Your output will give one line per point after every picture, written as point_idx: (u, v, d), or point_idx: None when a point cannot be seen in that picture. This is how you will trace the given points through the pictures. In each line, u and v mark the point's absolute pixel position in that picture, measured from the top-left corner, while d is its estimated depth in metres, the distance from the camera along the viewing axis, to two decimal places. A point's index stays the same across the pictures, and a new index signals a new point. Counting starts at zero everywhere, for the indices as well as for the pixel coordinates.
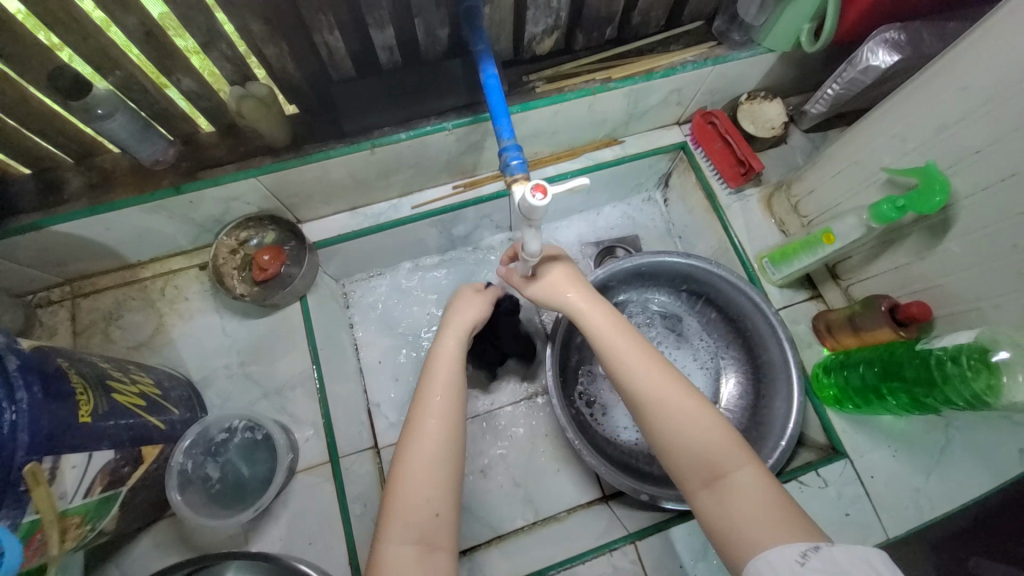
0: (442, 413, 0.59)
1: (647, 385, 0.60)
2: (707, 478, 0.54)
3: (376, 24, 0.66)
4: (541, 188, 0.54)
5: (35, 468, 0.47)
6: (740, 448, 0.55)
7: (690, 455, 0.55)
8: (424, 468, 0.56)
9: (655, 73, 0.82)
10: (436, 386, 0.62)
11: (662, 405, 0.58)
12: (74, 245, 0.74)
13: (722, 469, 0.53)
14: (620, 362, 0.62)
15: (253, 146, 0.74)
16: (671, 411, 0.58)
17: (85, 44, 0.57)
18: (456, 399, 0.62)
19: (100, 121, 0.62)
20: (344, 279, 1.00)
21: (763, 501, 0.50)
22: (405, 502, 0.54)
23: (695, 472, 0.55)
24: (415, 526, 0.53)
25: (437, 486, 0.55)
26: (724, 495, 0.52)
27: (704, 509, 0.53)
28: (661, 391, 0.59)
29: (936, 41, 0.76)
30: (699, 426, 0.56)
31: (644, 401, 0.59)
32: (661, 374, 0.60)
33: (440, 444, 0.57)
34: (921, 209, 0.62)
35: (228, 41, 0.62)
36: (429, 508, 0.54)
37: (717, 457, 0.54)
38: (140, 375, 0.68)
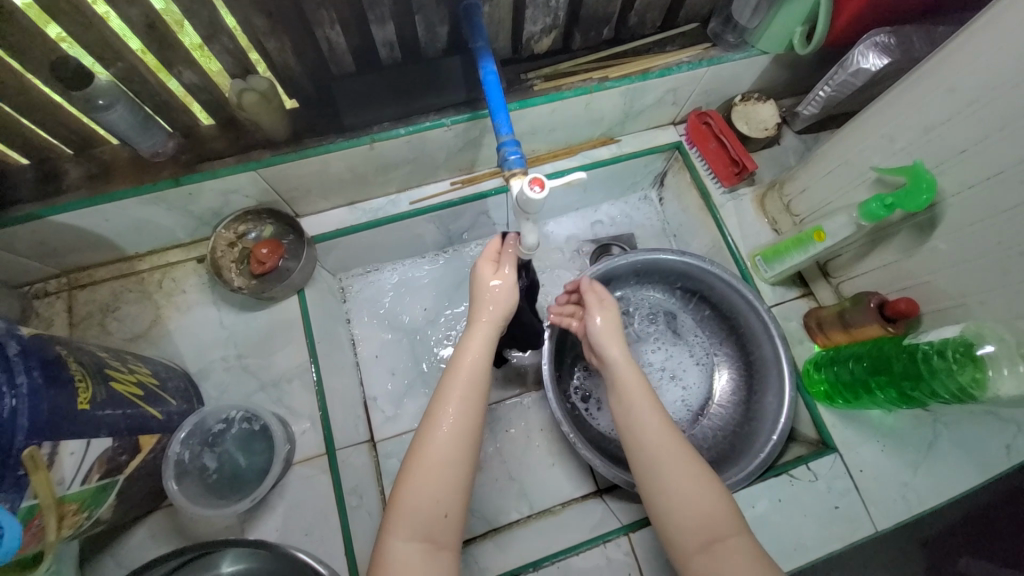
0: (460, 413, 0.58)
1: (657, 443, 0.60)
2: (703, 542, 0.54)
3: (377, 20, 0.66)
4: (538, 181, 0.55)
5: (34, 452, 0.47)
6: (737, 517, 0.56)
7: (689, 519, 0.55)
8: (435, 473, 0.55)
9: (651, 73, 0.83)
10: (456, 386, 0.60)
11: (668, 465, 0.58)
12: (72, 236, 0.74)
13: (718, 535, 0.54)
14: (635, 415, 0.62)
15: (253, 139, 0.74)
16: (676, 472, 0.58)
17: (87, 35, 0.57)
18: (478, 404, 0.60)
19: (101, 112, 0.62)
20: (341, 274, 1.00)
21: (757, 573, 0.51)
22: (418, 501, 0.54)
23: (693, 535, 0.55)
24: (422, 524, 0.54)
25: (447, 488, 0.56)
26: (719, 562, 0.53)
27: (697, 572, 0.53)
28: (668, 451, 0.59)
29: (925, 45, 0.77)
30: (702, 491, 0.57)
31: (652, 460, 0.59)
32: (671, 433, 0.61)
33: (456, 450, 0.57)
34: (908, 207, 0.64)
35: (230, 34, 0.63)
36: (440, 508, 0.55)
37: (714, 523, 0.55)
38: (138, 365, 0.68)
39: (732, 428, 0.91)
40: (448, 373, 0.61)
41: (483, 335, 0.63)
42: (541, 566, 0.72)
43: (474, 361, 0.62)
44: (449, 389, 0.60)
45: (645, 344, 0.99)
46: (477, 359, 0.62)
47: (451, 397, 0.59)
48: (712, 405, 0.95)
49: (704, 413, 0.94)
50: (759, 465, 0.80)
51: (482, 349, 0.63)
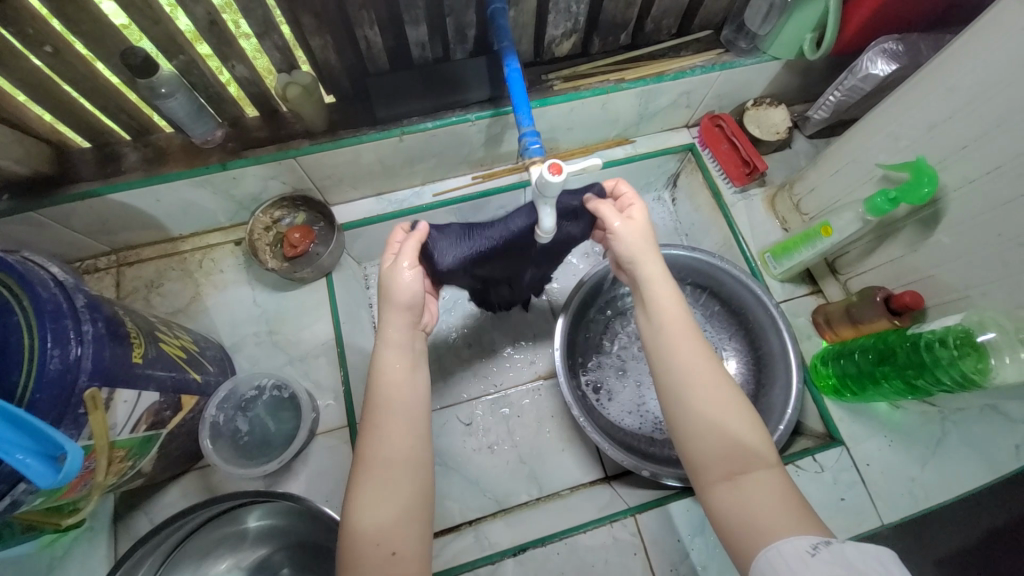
0: (386, 442, 0.56)
1: (693, 370, 0.60)
2: (731, 471, 0.55)
3: (412, 22, 0.72)
4: (556, 167, 0.59)
5: (94, 393, 0.52)
6: (767, 452, 0.56)
7: (719, 447, 0.57)
8: (369, 505, 0.53)
9: (666, 75, 0.88)
10: (379, 412, 0.58)
11: (702, 395, 0.59)
12: (125, 215, 0.81)
13: (748, 467, 0.55)
14: (670, 341, 0.62)
15: (293, 130, 0.81)
16: (708, 401, 0.58)
17: (156, 30, 0.64)
18: (406, 427, 0.58)
19: (162, 99, 0.69)
20: (366, 262, 1.06)
21: (783, 503, 0.52)
22: (364, 540, 0.52)
23: (718, 464, 0.56)
24: (373, 564, 0.51)
25: (387, 520, 0.53)
26: (745, 490, 0.54)
27: (721, 499, 0.55)
28: (704, 379, 0.60)
29: (932, 52, 0.81)
30: (734, 420, 0.58)
31: (686, 386, 0.60)
32: (706, 363, 0.61)
33: (388, 480, 0.55)
34: (911, 200, 0.67)
35: (280, 32, 0.69)
36: (384, 547, 0.52)
37: (744, 455, 0.56)
38: (181, 333, 0.74)
39: None
40: (371, 401, 0.59)
41: (400, 348, 0.61)
42: (549, 541, 0.73)
43: (398, 377, 0.60)
44: (371, 423, 0.58)
45: None
46: (399, 378, 0.60)
47: (377, 427, 0.57)
48: None
49: None
50: None
51: (405, 365, 0.61)
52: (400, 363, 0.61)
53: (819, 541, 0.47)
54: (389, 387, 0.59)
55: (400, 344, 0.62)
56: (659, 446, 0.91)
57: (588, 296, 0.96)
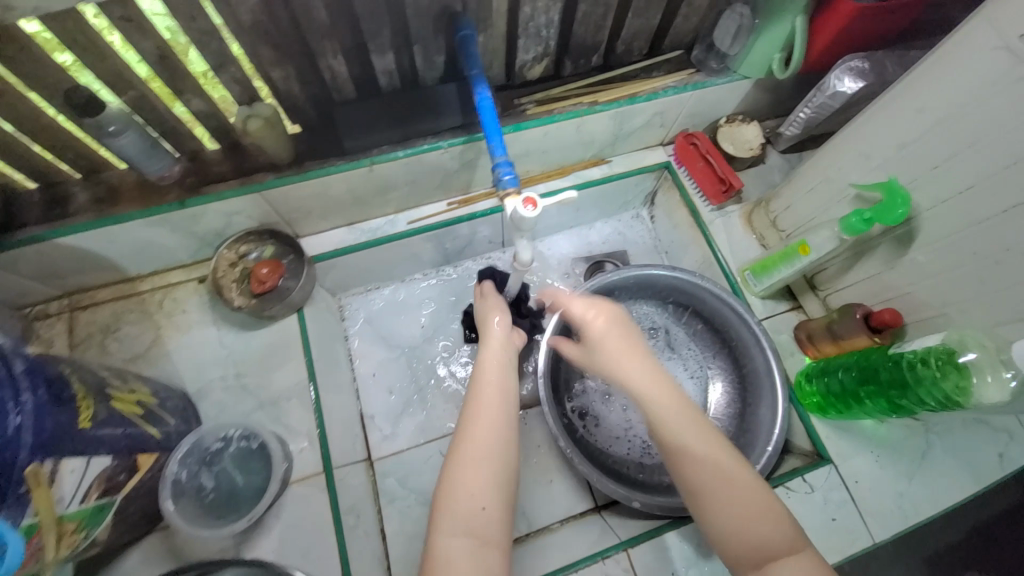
0: (494, 415, 0.60)
1: (703, 457, 0.57)
2: (762, 561, 0.52)
3: (377, 50, 0.70)
4: (531, 201, 0.59)
5: (37, 469, 0.48)
6: (797, 536, 0.53)
7: (747, 538, 0.53)
8: (475, 466, 0.57)
9: (639, 97, 0.87)
10: (482, 391, 0.62)
11: (720, 483, 0.56)
12: (76, 258, 0.75)
13: (778, 553, 0.52)
14: (676, 428, 0.59)
15: (256, 163, 0.77)
16: (729, 490, 0.55)
17: (101, 66, 0.60)
18: (506, 406, 0.62)
19: (111, 137, 0.65)
20: (340, 293, 1.02)
21: None
22: (462, 493, 0.55)
23: (750, 556, 0.53)
24: (463, 518, 0.54)
25: (484, 481, 0.56)
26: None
27: None
28: (718, 464, 0.56)
29: (896, 69, 0.82)
30: (756, 512, 0.54)
31: (701, 476, 0.56)
32: (714, 446, 0.58)
33: (491, 448, 0.58)
34: (886, 220, 0.67)
35: (238, 64, 0.66)
36: (477, 502, 0.55)
37: (774, 543, 0.53)
38: (138, 385, 0.69)
39: (729, 441, 0.92)
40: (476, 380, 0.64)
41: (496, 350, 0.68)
42: None
43: (497, 366, 0.65)
44: (479, 395, 0.62)
45: None
46: (496, 367, 0.65)
47: (482, 400, 0.62)
48: (707, 418, 0.96)
49: None
50: None
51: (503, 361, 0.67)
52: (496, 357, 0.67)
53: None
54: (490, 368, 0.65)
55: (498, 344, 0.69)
56: (648, 472, 0.89)
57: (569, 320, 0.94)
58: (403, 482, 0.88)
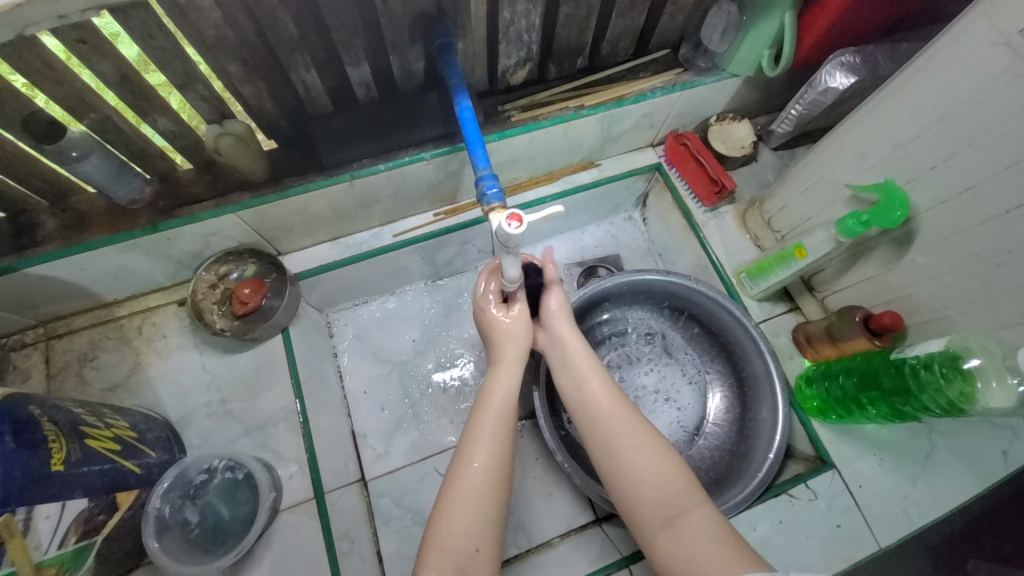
0: (493, 448, 0.60)
1: (610, 424, 0.63)
2: (667, 519, 0.57)
3: (352, 61, 0.67)
4: (516, 217, 0.55)
5: (8, 519, 0.46)
6: (695, 490, 0.58)
7: (649, 496, 0.58)
8: (470, 505, 0.57)
9: (626, 99, 0.85)
10: (490, 419, 0.62)
11: (628, 447, 0.61)
12: (47, 287, 0.72)
13: (680, 511, 0.57)
14: (586, 398, 0.66)
15: (231, 181, 0.74)
16: (636, 448, 0.61)
17: (59, 89, 0.58)
18: (507, 440, 0.62)
19: (75, 163, 0.62)
20: (327, 309, 0.99)
21: (716, 540, 0.54)
22: (453, 531, 0.55)
23: (654, 512, 0.58)
24: (454, 557, 0.54)
25: (479, 520, 0.57)
26: (682, 539, 0.55)
27: (660, 548, 0.56)
28: (627, 433, 0.62)
29: (888, 63, 0.79)
30: (660, 470, 0.59)
31: (608, 441, 0.63)
32: (620, 412, 0.64)
33: (486, 485, 0.58)
34: (883, 223, 0.65)
35: (205, 81, 0.63)
36: (470, 542, 0.55)
37: (674, 500, 0.58)
38: (115, 418, 0.66)
39: (730, 447, 0.90)
40: (481, 405, 0.64)
41: (507, 375, 0.66)
42: None
43: (504, 397, 0.65)
44: (484, 419, 0.62)
45: (640, 365, 0.98)
46: (507, 396, 0.65)
47: (483, 427, 0.62)
48: (707, 424, 0.94)
49: (700, 432, 0.93)
50: (758, 484, 0.79)
51: (510, 389, 0.65)
52: (508, 386, 0.65)
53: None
54: (494, 400, 0.64)
55: (509, 368, 0.67)
56: None
57: None
58: (398, 502, 0.86)
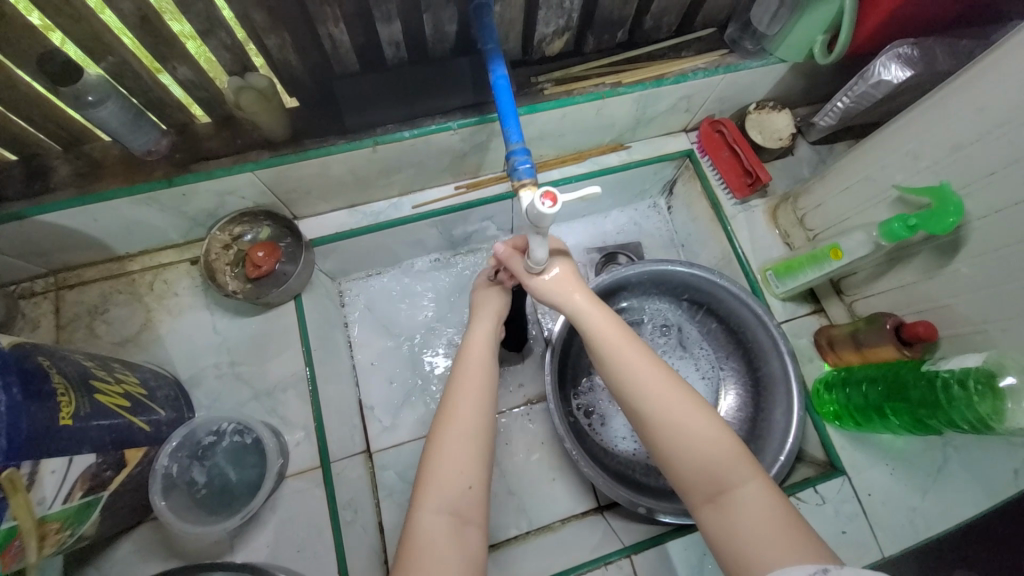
0: (477, 388, 0.59)
1: (651, 392, 0.57)
2: (712, 493, 0.52)
3: (383, 18, 0.64)
4: (550, 196, 0.52)
5: (13, 474, 0.45)
6: (746, 462, 0.53)
7: (694, 468, 0.53)
8: (459, 443, 0.55)
9: (666, 79, 0.80)
10: (471, 360, 0.62)
11: (672, 416, 0.56)
12: (59, 236, 0.71)
13: (726, 485, 0.52)
14: (616, 360, 0.60)
15: (250, 139, 0.71)
16: (677, 416, 0.56)
17: (76, 27, 0.55)
18: (489, 379, 0.61)
19: (90, 108, 0.59)
20: (339, 277, 0.97)
21: (767, 518, 0.49)
22: (446, 472, 0.54)
23: (700, 486, 0.53)
24: (450, 495, 0.53)
25: (471, 457, 0.55)
26: (731, 514, 0.50)
27: (707, 522, 0.52)
28: (670, 400, 0.56)
29: (949, 58, 0.74)
30: (705, 440, 0.54)
31: (647, 412, 0.57)
32: (659, 378, 0.58)
33: (473, 423, 0.57)
34: (933, 229, 0.62)
35: (227, 29, 0.60)
36: (464, 481, 0.54)
37: (722, 471, 0.52)
38: (125, 374, 0.65)
39: None
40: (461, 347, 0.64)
41: (488, 321, 0.67)
42: None
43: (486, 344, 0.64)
44: (463, 362, 0.62)
45: None
46: (486, 339, 0.65)
47: (468, 369, 0.61)
48: None
49: None
50: None
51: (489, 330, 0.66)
52: (485, 332, 0.65)
53: (815, 568, 0.43)
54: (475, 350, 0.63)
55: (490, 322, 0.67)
56: (654, 475, 0.86)
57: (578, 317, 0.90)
58: (402, 475, 0.86)
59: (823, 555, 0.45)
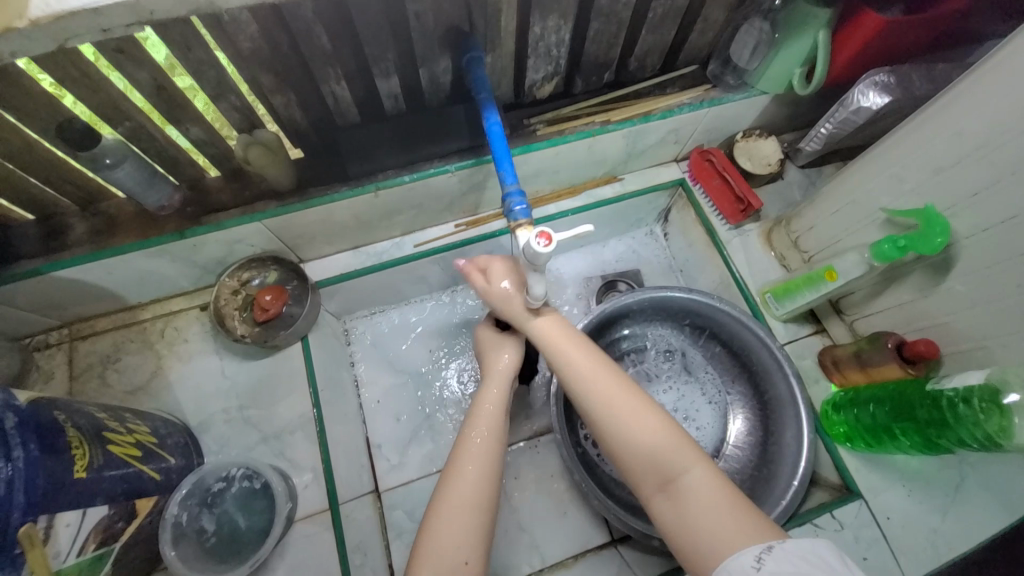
0: (482, 460, 0.60)
1: (596, 393, 0.59)
2: (661, 483, 0.54)
3: (382, 74, 0.68)
4: (545, 235, 0.54)
5: (31, 529, 0.46)
6: (688, 449, 0.55)
7: (642, 460, 0.55)
8: (457, 518, 0.55)
9: (653, 115, 0.84)
10: (477, 430, 0.62)
11: (615, 412, 0.57)
12: (74, 290, 0.73)
13: (673, 474, 0.53)
14: (563, 362, 0.62)
15: (258, 189, 0.75)
16: (622, 411, 0.57)
17: (96, 97, 0.58)
18: (496, 451, 0.61)
19: (108, 170, 0.63)
20: (345, 316, 0.99)
21: (711, 502, 0.50)
22: (442, 545, 0.54)
23: (649, 476, 0.55)
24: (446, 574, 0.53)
25: (469, 533, 0.55)
26: (679, 502, 0.52)
27: (660, 512, 0.53)
28: (614, 398, 0.58)
29: (925, 83, 0.77)
30: (648, 430, 0.56)
31: (595, 412, 0.59)
32: (605, 379, 0.60)
33: (473, 497, 0.57)
34: (922, 249, 0.63)
35: (237, 92, 0.64)
36: (461, 557, 0.54)
37: (669, 462, 0.54)
38: (137, 424, 0.66)
39: (751, 472, 0.87)
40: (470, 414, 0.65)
41: (498, 387, 0.67)
42: None
43: (495, 411, 0.65)
44: (471, 432, 0.62)
45: (658, 383, 0.97)
46: (496, 406, 0.65)
47: (474, 438, 0.62)
48: (727, 447, 0.92)
49: (720, 454, 0.91)
50: (780, 514, 0.76)
51: (498, 397, 0.66)
52: (497, 395, 0.66)
53: (759, 549, 0.44)
54: (482, 414, 0.64)
55: (500, 387, 0.67)
56: None
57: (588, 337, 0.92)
58: (411, 515, 0.85)
59: (763, 529, 0.47)
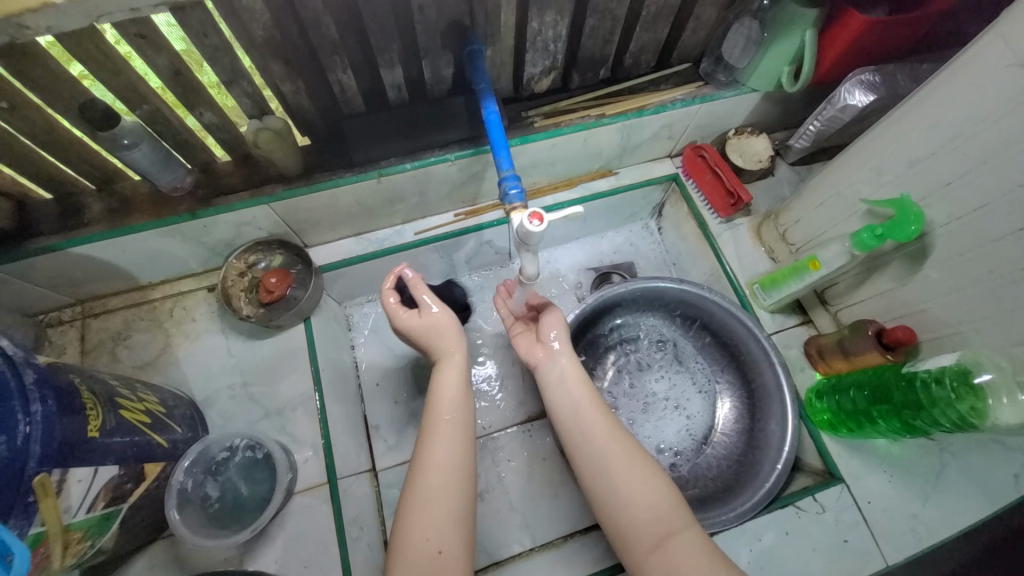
0: (448, 447, 0.62)
1: (605, 450, 0.65)
2: (658, 539, 0.59)
3: (386, 64, 0.71)
4: (537, 215, 0.57)
5: (44, 478, 0.48)
6: (684, 510, 0.61)
7: (643, 517, 0.60)
8: (428, 507, 0.58)
9: (647, 109, 0.87)
10: (440, 423, 0.64)
11: (620, 470, 0.63)
12: (89, 268, 0.77)
13: (672, 530, 0.59)
14: (581, 414, 0.69)
15: (266, 175, 0.78)
16: (628, 469, 0.63)
17: (116, 80, 0.62)
18: (461, 440, 0.63)
19: (125, 150, 0.66)
20: (346, 301, 1.03)
21: (703, 561, 0.56)
22: (417, 535, 0.57)
23: (646, 534, 0.59)
24: (419, 561, 0.55)
25: (442, 519, 0.58)
26: (673, 556, 0.57)
27: (652, 569, 0.58)
28: (620, 453, 0.65)
29: (910, 82, 0.80)
30: (651, 490, 0.62)
31: (605, 465, 0.64)
32: (613, 434, 0.67)
33: (440, 486, 0.59)
34: (897, 237, 0.66)
35: (249, 79, 0.68)
36: (433, 545, 0.56)
37: (667, 519, 0.60)
38: (146, 394, 0.70)
39: (737, 457, 0.90)
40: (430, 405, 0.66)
41: (454, 372, 0.68)
42: None
43: (454, 394, 0.66)
44: (431, 425, 0.64)
45: (650, 371, 1.00)
46: (454, 393, 0.66)
47: (438, 428, 0.64)
48: (715, 433, 0.95)
49: (708, 441, 0.94)
50: (764, 496, 0.78)
51: (457, 383, 0.67)
52: (456, 381, 0.67)
53: None
54: (445, 399, 0.66)
55: (455, 365, 0.68)
56: None
57: (588, 318, 0.95)
58: None
59: None
